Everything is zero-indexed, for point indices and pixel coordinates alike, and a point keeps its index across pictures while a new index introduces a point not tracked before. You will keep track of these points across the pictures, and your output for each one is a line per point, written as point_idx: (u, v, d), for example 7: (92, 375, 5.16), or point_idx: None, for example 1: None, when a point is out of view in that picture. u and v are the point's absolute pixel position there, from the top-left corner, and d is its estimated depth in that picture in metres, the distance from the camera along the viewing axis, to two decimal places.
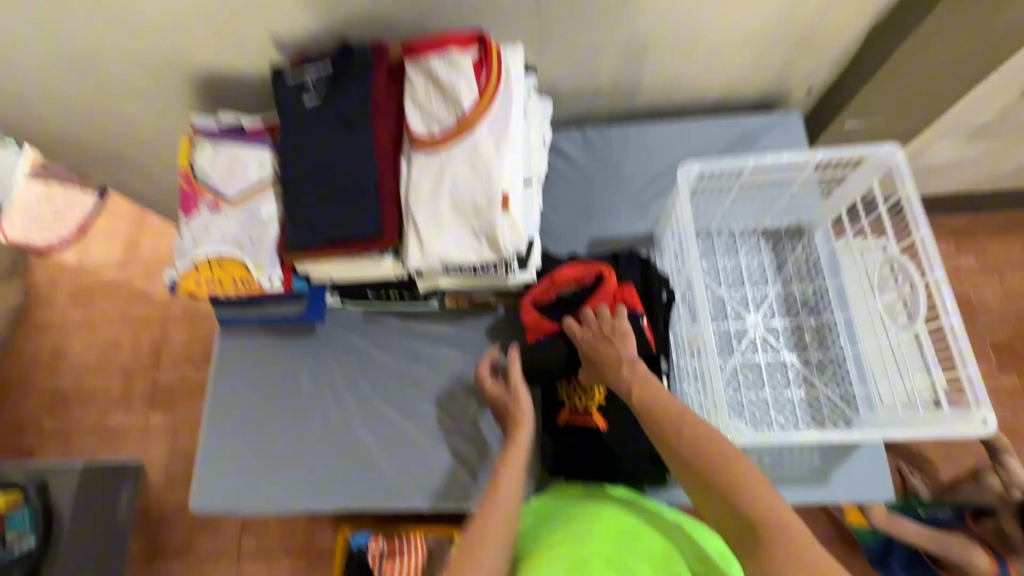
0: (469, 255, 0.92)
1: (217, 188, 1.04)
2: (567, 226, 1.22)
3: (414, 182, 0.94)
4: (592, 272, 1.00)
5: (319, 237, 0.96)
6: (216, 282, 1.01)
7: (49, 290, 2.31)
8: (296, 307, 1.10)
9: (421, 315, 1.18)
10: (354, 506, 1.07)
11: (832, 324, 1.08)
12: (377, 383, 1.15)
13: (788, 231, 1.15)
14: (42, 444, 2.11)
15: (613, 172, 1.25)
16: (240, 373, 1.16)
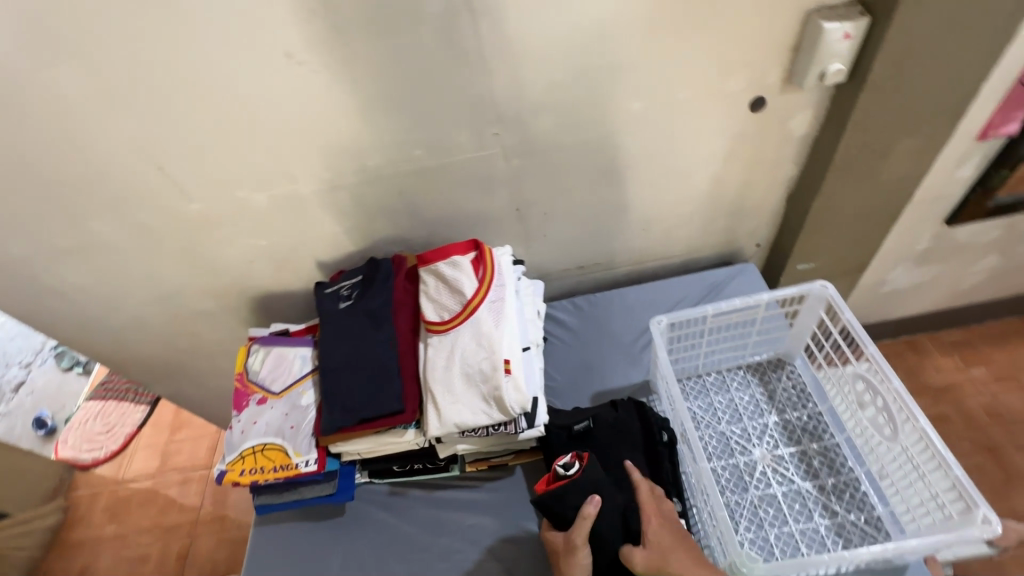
0: (482, 417, 1.05)
1: (265, 385, 1.22)
2: (570, 382, 1.35)
3: (429, 358, 1.12)
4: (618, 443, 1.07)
5: (350, 416, 1.10)
6: (259, 470, 1.12)
7: (90, 506, 2.38)
8: (328, 487, 1.18)
9: (445, 483, 1.25)
10: None
11: (836, 446, 1.12)
12: (405, 559, 1.16)
13: (769, 363, 1.28)
14: None
15: (603, 330, 1.43)
16: (272, 563, 1.19)
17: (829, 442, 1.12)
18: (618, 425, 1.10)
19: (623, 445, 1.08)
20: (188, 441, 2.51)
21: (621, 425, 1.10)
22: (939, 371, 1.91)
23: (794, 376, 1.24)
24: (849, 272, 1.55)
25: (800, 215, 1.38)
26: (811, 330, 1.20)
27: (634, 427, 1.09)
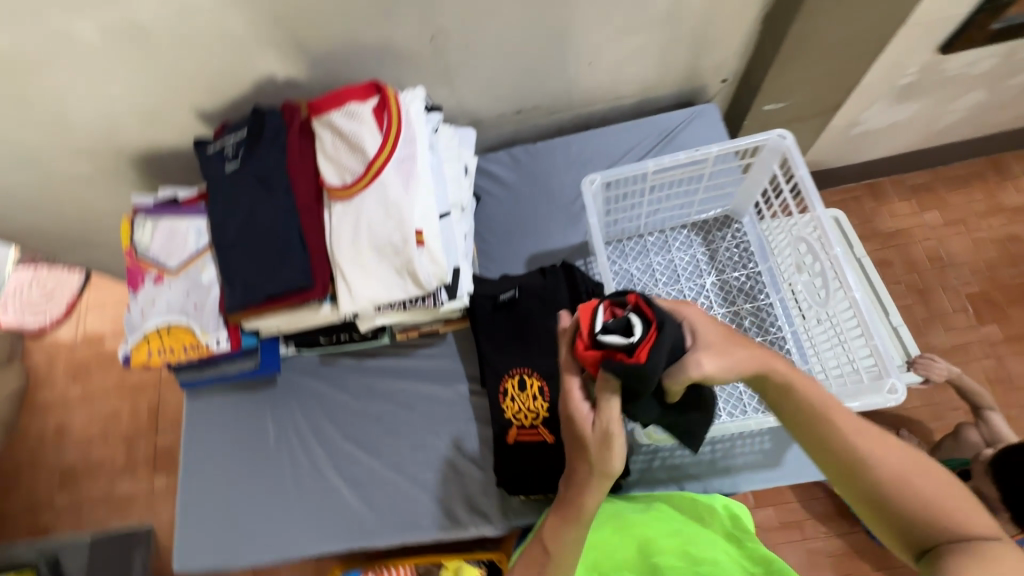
0: (396, 293, 0.96)
1: (159, 261, 1.09)
2: (504, 245, 1.25)
3: (335, 229, 0.98)
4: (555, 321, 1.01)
5: (255, 294, 1.00)
6: (168, 351, 1.06)
7: (48, 369, 2.36)
8: (250, 362, 1.13)
9: (376, 352, 1.23)
10: (329, 548, 1.10)
11: (769, 306, 1.09)
12: (340, 423, 1.18)
13: (716, 221, 1.19)
14: (56, 520, 2.16)
15: (542, 187, 1.29)
16: (210, 431, 1.21)
17: (763, 302, 1.09)
18: (546, 294, 1.05)
19: (550, 313, 1.04)
20: None
21: (549, 293, 1.05)
22: (894, 217, 1.86)
23: (739, 235, 1.16)
24: (819, 114, 1.38)
25: (773, 45, 1.16)
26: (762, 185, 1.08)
27: (562, 295, 1.05)
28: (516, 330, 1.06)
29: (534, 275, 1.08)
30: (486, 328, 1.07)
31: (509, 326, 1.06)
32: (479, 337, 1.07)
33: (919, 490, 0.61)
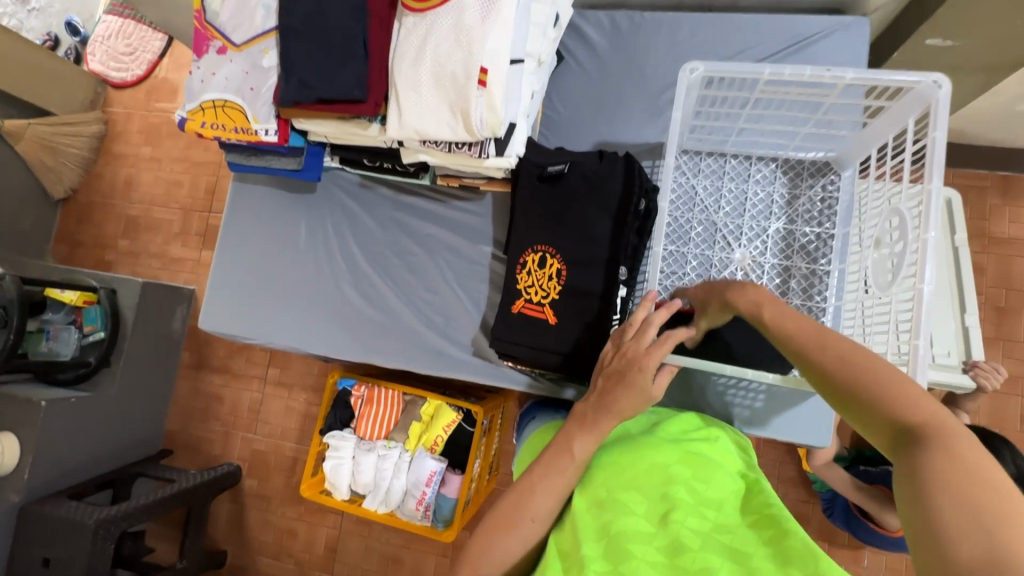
0: (445, 132, 0.91)
1: (225, 33, 1.06)
2: (573, 120, 1.16)
3: (400, 44, 0.92)
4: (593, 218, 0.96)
5: (307, 92, 0.98)
6: (219, 127, 1.08)
7: (125, 123, 2.49)
8: (294, 162, 1.15)
9: (414, 191, 1.22)
10: (329, 350, 1.21)
11: (825, 274, 0.99)
12: (365, 247, 1.22)
13: (812, 166, 1.03)
14: (119, 259, 2.45)
15: (635, 66, 1.15)
16: (249, 218, 1.27)
17: (820, 267, 1.00)
18: (596, 179, 0.98)
19: (592, 202, 0.99)
20: None
21: (599, 180, 0.98)
22: (1013, 221, 1.62)
23: (829, 189, 1.02)
24: (985, 70, 1.13)
25: None
26: (885, 141, 0.88)
27: (612, 185, 0.97)
28: (555, 208, 1.01)
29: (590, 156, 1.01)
30: (525, 198, 1.03)
31: (549, 202, 1.01)
32: (517, 206, 1.04)
33: (896, 390, 0.50)
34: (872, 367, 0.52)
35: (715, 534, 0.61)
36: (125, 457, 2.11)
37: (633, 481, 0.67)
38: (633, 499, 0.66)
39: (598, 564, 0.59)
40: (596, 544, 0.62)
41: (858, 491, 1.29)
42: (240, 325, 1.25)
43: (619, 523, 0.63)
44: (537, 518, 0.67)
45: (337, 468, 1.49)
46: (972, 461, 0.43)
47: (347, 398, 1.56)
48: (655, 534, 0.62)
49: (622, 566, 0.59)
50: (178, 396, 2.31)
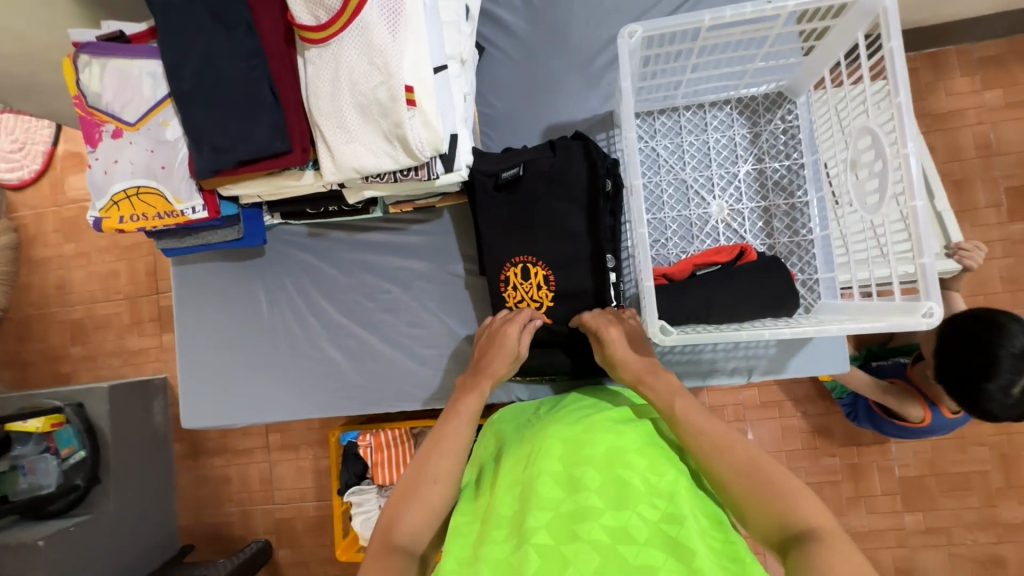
0: (386, 162, 0.84)
1: (114, 113, 0.96)
2: (513, 112, 1.10)
3: (311, 82, 0.83)
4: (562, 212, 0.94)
5: (224, 157, 0.89)
6: (140, 217, 0.98)
7: (37, 226, 2.30)
8: (233, 231, 1.06)
9: (368, 226, 1.15)
10: (328, 413, 1.14)
11: (804, 205, 0.99)
12: (333, 297, 1.15)
13: (766, 100, 1.01)
14: (76, 368, 2.28)
15: (561, 38, 1.09)
16: (200, 301, 1.18)
17: (798, 200, 0.99)
18: (555, 172, 0.94)
19: (558, 195, 0.95)
20: None
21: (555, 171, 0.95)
22: (951, 94, 1.64)
23: (789, 119, 1.00)
24: None
25: None
26: (835, 59, 0.85)
27: (572, 174, 0.94)
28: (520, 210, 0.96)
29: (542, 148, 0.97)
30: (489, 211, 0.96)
31: (513, 207, 0.96)
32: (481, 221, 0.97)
33: (789, 495, 0.61)
34: (768, 471, 0.63)
35: (665, 525, 0.62)
36: (145, 567, 2.00)
37: (588, 459, 0.70)
38: (589, 476, 0.68)
39: (545, 535, 0.62)
40: (541, 515, 0.64)
41: (880, 392, 1.31)
42: (224, 414, 1.16)
43: (569, 501, 0.65)
44: (439, 478, 0.72)
45: (367, 522, 1.48)
46: (851, 561, 0.54)
47: (355, 450, 1.53)
48: (604, 513, 0.64)
49: (566, 544, 0.61)
50: (183, 489, 2.20)
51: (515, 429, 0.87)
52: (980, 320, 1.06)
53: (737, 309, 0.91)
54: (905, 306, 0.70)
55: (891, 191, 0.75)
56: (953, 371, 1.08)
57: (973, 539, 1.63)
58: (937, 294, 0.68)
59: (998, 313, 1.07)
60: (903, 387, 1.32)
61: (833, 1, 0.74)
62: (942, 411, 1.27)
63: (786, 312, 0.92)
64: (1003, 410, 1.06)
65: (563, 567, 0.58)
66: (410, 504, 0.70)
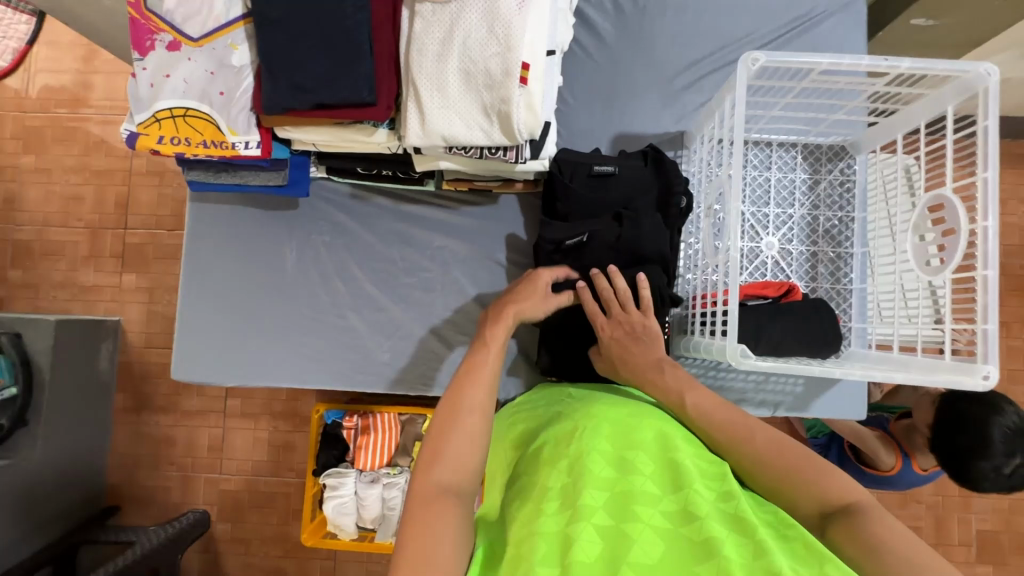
0: (479, 137, 0.81)
1: (175, 23, 0.86)
2: (585, 114, 1.09)
3: (416, 37, 0.79)
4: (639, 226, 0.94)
5: (302, 97, 0.82)
6: (182, 141, 0.88)
7: None
8: (277, 177, 0.98)
9: (416, 199, 1.10)
10: (340, 386, 1.07)
11: (848, 256, 1.04)
12: (367, 266, 1.09)
13: (830, 151, 1.06)
14: (12, 294, 2.04)
15: (645, 51, 1.09)
16: (218, 246, 1.08)
17: (844, 251, 1.04)
18: (620, 245, 0.92)
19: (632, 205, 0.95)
20: (103, 76, 2.02)
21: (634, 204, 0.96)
22: None
23: (847, 173, 1.05)
24: (955, 46, 1.19)
25: None
26: (915, 126, 0.90)
27: (642, 248, 0.92)
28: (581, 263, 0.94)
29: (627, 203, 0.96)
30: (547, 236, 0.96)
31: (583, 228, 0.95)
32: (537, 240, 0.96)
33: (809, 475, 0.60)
34: (789, 459, 0.61)
35: (724, 504, 0.57)
36: (61, 526, 1.80)
37: (639, 441, 0.64)
38: (641, 458, 0.62)
39: (596, 520, 0.55)
40: (599, 493, 0.58)
41: (864, 437, 1.35)
42: (224, 371, 1.07)
43: (626, 482, 0.59)
44: (476, 409, 0.65)
45: (339, 508, 1.34)
46: (884, 532, 0.54)
47: (337, 432, 1.38)
48: (662, 497, 0.58)
49: (626, 525, 0.55)
50: (117, 446, 2.00)
51: (546, 411, 0.79)
52: (981, 404, 1.10)
53: (782, 344, 0.94)
54: (962, 366, 0.75)
55: (958, 258, 0.80)
56: (952, 447, 1.12)
57: None
58: (993, 358, 0.73)
59: (995, 396, 1.12)
60: (882, 436, 1.37)
61: (939, 71, 0.79)
62: (913, 464, 1.33)
63: (826, 355, 0.96)
64: (993, 484, 1.12)
65: (626, 550, 0.53)
66: (449, 444, 0.62)
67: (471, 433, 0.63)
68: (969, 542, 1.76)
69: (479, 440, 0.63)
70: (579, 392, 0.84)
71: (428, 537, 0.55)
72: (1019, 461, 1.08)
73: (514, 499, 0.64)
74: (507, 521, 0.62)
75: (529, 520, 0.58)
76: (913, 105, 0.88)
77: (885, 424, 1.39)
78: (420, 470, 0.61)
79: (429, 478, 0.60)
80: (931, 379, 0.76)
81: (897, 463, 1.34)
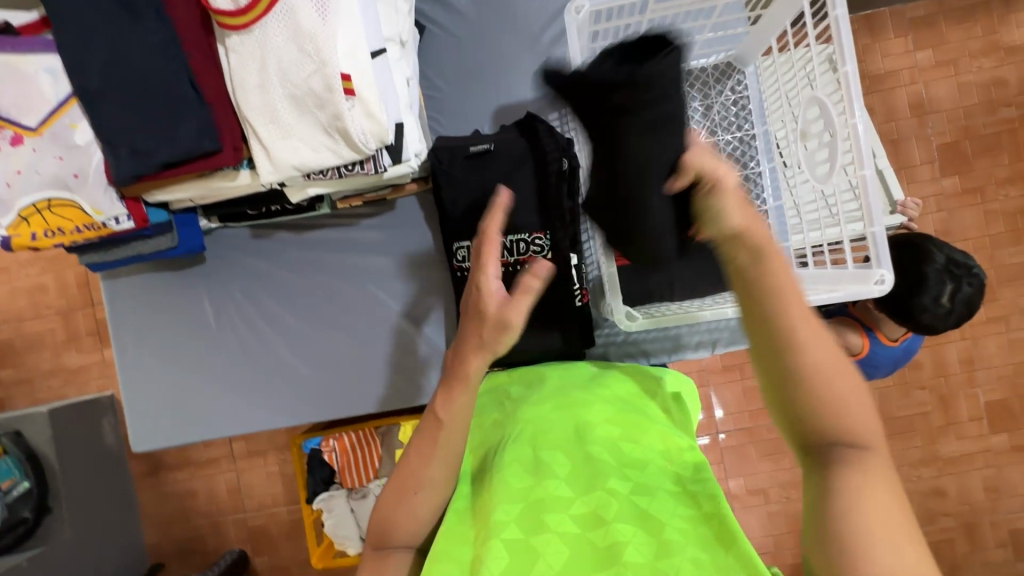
0: (329, 158, 0.79)
1: (10, 117, 0.84)
2: (460, 95, 1.05)
3: (237, 73, 0.76)
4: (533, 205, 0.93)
5: (146, 161, 0.81)
6: (56, 232, 0.89)
7: None
8: (166, 240, 0.98)
9: (316, 224, 1.08)
10: (291, 423, 1.09)
11: (757, 175, 1.00)
12: (286, 302, 1.09)
13: (716, 71, 1.01)
14: (9, 393, 2.08)
15: (506, 13, 1.03)
16: (141, 316, 1.09)
17: (751, 171, 1.00)
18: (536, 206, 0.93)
19: (517, 183, 0.93)
20: None
21: (520, 178, 0.93)
22: None
23: (738, 90, 1.00)
24: None
25: None
26: (782, 28, 0.84)
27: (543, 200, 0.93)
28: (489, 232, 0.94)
29: (510, 180, 0.94)
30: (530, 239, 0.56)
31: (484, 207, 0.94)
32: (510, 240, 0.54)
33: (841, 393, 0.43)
34: (831, 374, 0.43)
35: (638, 495, 0.56)
36: None
37: (557, 442, 0.63)
38: (554, 459, 0.61)
39: (507, 532, 0.54)
40: (510, 507, 0.56)
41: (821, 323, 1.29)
42: (179, 434, 1.10)
43: (540, 488, 0.58)
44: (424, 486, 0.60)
45: (338, 526, 1.38)
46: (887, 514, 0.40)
47: (320, 457, 1.42)
48: (572, 499, 0.57)
49: (534, 537, 0.54)
50: (146, 507, 2.04)
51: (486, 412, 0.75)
52: (912, 248, 1.06)
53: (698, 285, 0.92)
54: (858, 274, 0.72)
55: (841, 159, 0.76)
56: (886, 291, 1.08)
57: (921, 477, 1.66)
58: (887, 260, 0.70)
59: (926, 239, 1.08)
60: (844, 321, 1.33)
61: None
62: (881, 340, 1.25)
63: None
64: (939, 321, 1.07)
65: (531, 564, 0.52)
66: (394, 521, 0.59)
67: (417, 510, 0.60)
68: (979, 416, 1.65)
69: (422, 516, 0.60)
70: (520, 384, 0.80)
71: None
72: (953, 288, 1.04)
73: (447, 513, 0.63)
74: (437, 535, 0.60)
75: (447, 544, 0.58)
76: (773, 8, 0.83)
77: (843, 309, 1.33)
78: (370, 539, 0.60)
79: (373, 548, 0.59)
80: (832, 294, 0.73)
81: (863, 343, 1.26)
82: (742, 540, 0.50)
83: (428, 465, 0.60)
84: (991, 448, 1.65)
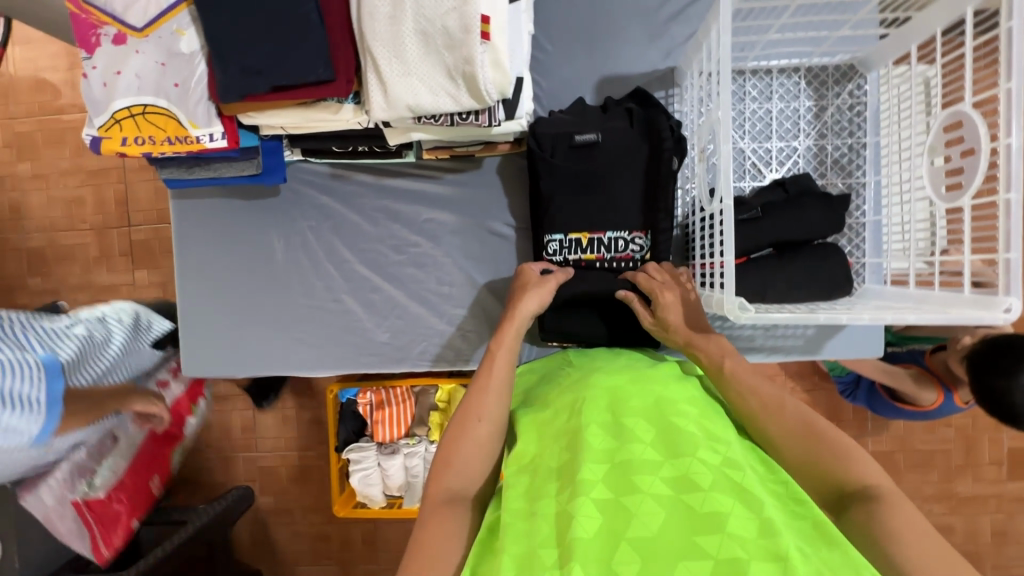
0: (446, 104, 0.75)
1: (117, 15, 0.81)
2: (567, 62, 1.01)
3: (367, 3, 0.73)
4: (633, 184, 0.90)
5: (257, 81, 0.78)
6: (146, 140, 0.86)
7: None
8: (249, 166, 0.95)
9: (397, 171, 1.05)
10: (346, 370, 1.07)
11: (860, 187, 0.97)
12: (356, 248, 1.06)
13: (836, 71, 0.97)
14: (32, 299, 1.80)
15: None
16: (206, 241, 1.07)
17: (855, 181, 0.97)
18: (641, 189, 0.90)
19: (620, 160, 0.90)
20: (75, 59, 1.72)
21: (627, 168, 0.90)
22: None
23: (856, 95, 0.97)
24: None
25: None
26: (932, 33, 0.80)
27: (647, 180, 0.90)
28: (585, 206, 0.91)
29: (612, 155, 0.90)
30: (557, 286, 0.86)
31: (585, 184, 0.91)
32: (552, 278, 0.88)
33: (845, 451, 0.56)
34: (826, 433, 0.57)
35: (730, 470, 0.51)
36: None
37: (638, 408, 0.58)
38: (639, 426, 0.56)
39: (595, 492, 0.50)
40: (596, 467, 0.52)
41: (895, 375, 1.22)
42: (230, 364, 1.09)
43: (625, 451, 0.53)
44: (485, 417, 0.65)
45: (365, 480, 1.39)
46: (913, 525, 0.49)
47: (354, 408, 1.41)
48: (662, 463, 0.52)
49: (627, 498, 0.49)
50: None
51: (540, 386, 0.75)
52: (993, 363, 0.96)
53: (790, 292, 0.89)
54: (984, 301, 0.69)
55: (977, 183, 0.72)
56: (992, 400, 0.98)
57: (930, 512, 1.66)
58: (1016, 288, 0.67)
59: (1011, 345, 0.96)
60: (918, 373, 1.23)
61: None
62: (954, 398, 1.20)
63: (837, 298, 0.91)
64: None
65: (625, 526, 0.47)
66: (457, 453, 0.62)
67: (479, 442, 0.63)
68: (1001, 461, 1.64)
69: (488, 445, 0.64)
70: (579, 356, 0.81)
71: (448, 546, 0.55)
72: None
73: (514, 472, 0.59)
74: (502, 495, 0.58)
75: (529, 500, 0.54)
76: (929, 11, 0.78)
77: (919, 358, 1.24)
78: (434, 478, 0.61)
79: (440, 486, 0.60)
80: (948, 318, 0.70)
81: (937, 402, 1.21)
82: (844, 540, 0.47)
83: (485, 398, 0.66)
84: (1006, 493, 1.65)
